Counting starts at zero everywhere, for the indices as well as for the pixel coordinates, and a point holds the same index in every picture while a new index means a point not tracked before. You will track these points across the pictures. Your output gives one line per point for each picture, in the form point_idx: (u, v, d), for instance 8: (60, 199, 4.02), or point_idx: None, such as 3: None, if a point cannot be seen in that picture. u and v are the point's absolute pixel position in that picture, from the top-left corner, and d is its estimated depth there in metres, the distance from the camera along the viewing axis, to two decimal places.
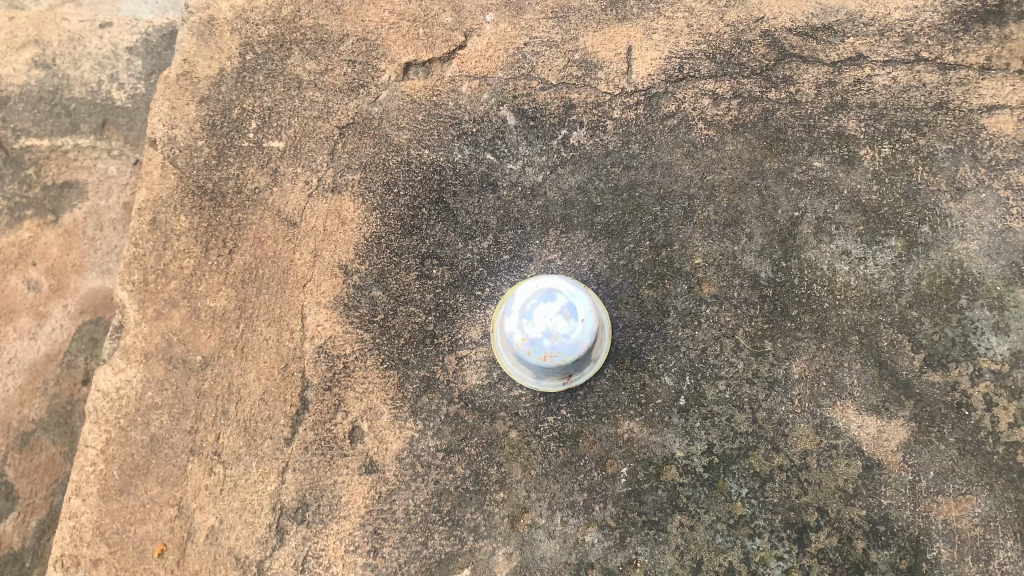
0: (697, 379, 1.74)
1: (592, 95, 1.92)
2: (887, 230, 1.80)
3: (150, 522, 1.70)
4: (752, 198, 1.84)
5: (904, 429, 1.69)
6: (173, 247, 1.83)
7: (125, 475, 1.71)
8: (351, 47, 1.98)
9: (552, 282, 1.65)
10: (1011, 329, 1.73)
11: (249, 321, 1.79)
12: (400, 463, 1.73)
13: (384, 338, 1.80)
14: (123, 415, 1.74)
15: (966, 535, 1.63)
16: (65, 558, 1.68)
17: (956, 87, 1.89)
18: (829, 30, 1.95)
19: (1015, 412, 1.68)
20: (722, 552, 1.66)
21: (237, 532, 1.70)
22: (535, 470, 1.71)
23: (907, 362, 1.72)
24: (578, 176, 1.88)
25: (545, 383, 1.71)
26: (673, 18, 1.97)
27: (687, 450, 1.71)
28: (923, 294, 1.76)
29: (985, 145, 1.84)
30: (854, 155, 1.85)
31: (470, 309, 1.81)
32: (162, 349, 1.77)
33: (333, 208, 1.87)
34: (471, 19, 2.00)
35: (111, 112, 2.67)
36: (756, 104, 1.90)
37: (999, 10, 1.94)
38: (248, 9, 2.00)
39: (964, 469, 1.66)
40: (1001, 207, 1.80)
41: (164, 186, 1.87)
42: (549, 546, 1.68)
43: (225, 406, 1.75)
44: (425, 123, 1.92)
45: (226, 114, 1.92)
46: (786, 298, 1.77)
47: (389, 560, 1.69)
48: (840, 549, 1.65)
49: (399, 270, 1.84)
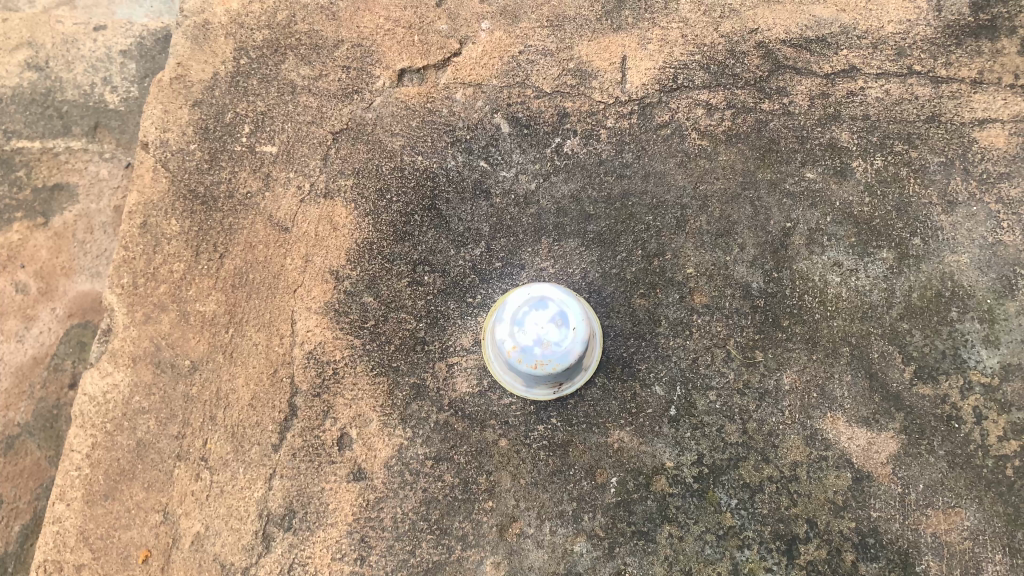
0: (688, 389, 1.74)
1: (586, 104, 1.93)
2: (878, 241, 1.80)
3: (135, 528, 1.69)
4: (744, 209, 1.84)
5: (894, 442, 1.69)
6: (164, 251, 1.82)
7: (111, 480, 1.70)
8: (345, 53, 1.98)
9: (543, 290, 1.65)
10: (1001, 342, 1.73)
11: (239, 325, 1.79)
12: (389, 471, 1.72)
13: (374, 344, 1.79)
14: (109, 419, 1.73)
15: (954, 548, 1.63)
16: (48, 564, 1.67)
17: (949, 101, 1.89)
18: (822, 42, 1.96)
19: (1005, 426, 1.68)
20: (711, 563, 1.66)
21: (223, 539, 1.69)
22: (524, 479, 1.71)
23: (898, 373, 1.72)
24: (571, 185, 1.88)
25: (536, 391, 1.71)
26: (668, 28, 1.98)
27: (677, 460, 1.71)
28: (914, 306, 1.76)
29: (977, 158, 1.85)
30: (847, 166, 1.86)
31: (462, 316, 1.80)
32: (150, 353, 1.76)
33: (325, 213, 1.87)
34: (466, 26, 2.00)
35: (104, 114, 2.69)
36: (749, 115, 1.91)
37: (992, 24, 1.95)
38: (242, 13, 2.00)
39: (953, 482, 1.66)
40: (992, 220, 1.80)
41: (155, 190, 1.86)
42: (538, 556, 1.67)
43: (213, 411, 1.74)
44: (419, 130, 1.93)
45: (219, 118, 1.92)
46: (777, 309, 1.77)
47: (376, 568, 1.68)
48: (829, 562, 1.64)
49: (391, 276, 1.83)
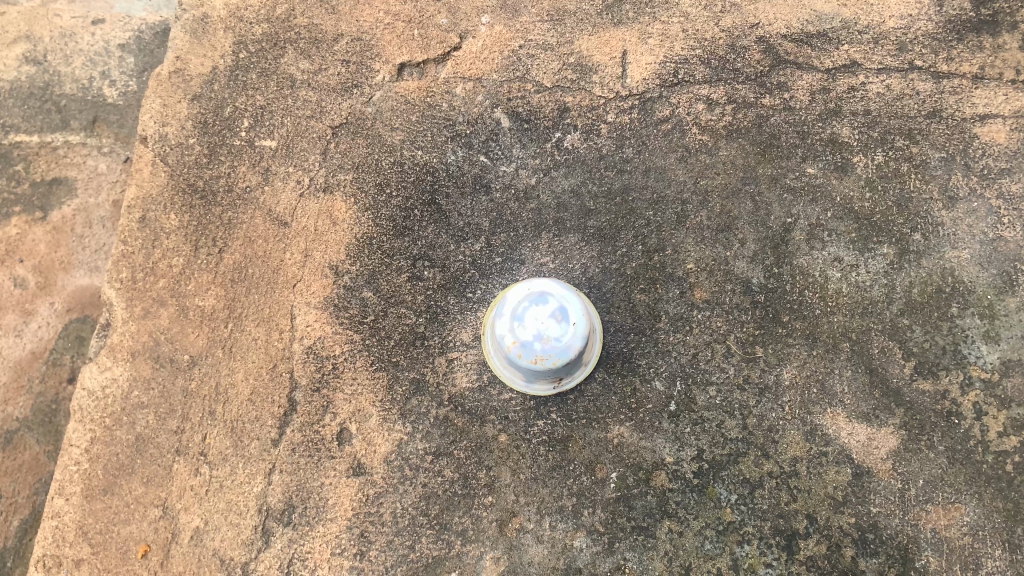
0: (688, 384, 1.74)
1: (586, 98, 1.92)
2: (879, 237, 1.80)
3: (134, 523, 1.68)
4: (744, 204, 1.84)
5: (894, 437, 1.68)
6: (162, 245, 1.82)
7: (109, 475, 1.70)
8: (345, 47, 1.97)
9: (543, 284, 1.64)
10: (1001, 338, 1.73)
11: (237, 320, 1.78)
12: (389, 465, 1.72)
13: (374, 339, 1.79)
14: (108, 414, 1.73)
15: (954, 543, 1.63)
16: (47, 559, 1.67)
17: (950, 96, 1.89)
18: (823, 37, 1.95)
19: (1005, 422, 1.68)
20: (711, 558, 1.66)
21: (222, 533, 1.69)
22: (524, 475, 1.70)
23: (897, 369, 1.72)
24: (572, 179, 1.87)
25: (535, 387, 1.71)
26: (669, 23, 1.97)
27: (676, 455, 1.70)
28: (914, 302, 1.75)
29: (978, 154, 1.84)
30: (848, 162, 1.85)
31: (461, 312, 1.80)
32: (148, 347, 1.76)
33: (325, 208, 1.86)
34: (467, 21, 2.00)
35: (102, 109, 2.67)
36: (749, 110, 1.90)
37: (993, 19, 1.95)
38: (242, 8, 2.00)
39: (953, 477, 1.66)
40: (992, 215, 1.80)
41: (154, 184, 1.86)
42: (537, 551, 1.67)
43: (213, 406, 1.73)
44: (419, 124, 1.92)
45: (217, 112, 1.91)
46: (777, 305, 1.77)
47: (376, 564, 1.67)
48: (830, 557, 1.64)
49: (390, 272, 1.82)
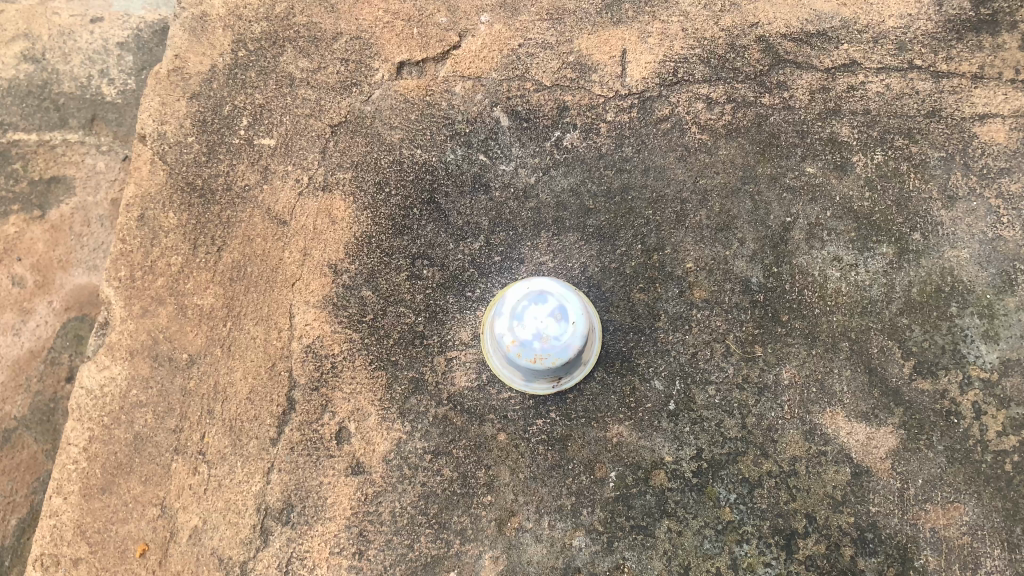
0: (687, 384, 1.74)
1: (586, 97, 1.92)
2: (878, 236, 1.80)
3: (132, 522, 1.68)
4: (744, 203, 1.84)
5: (894, 437, 1.68)
6: (161, 244, 1.82)
7: (107, 474, 1.70)
8: (344, 45, 1.97)
9: (543, 284, 1.64)
10: (1001, 338, 1.73)
11: (236, 319, 1.78)
12: (388, 464, 1.71)
13: (373, 338, 1.78)
14: (106, 413, 1.72)
15: (953, 542, 1.63)
16: (45, 558, 1.67)
17: (950, 95, 1.89)
18: (823, 37, 1.95)
19: (1004, 421, 1.68)
20: (710, 557, 1.66)
21: (220, 532, 1.68)
22: (523, 474, 1.70)
23: (897, 368, 1.72)
24: (571, 178, 1.87)
25: (534, 386, 1.71)
26: (669, 22, 1.97)
27: (676, 455, 1.70)
28: (914, 302, 1.75)
29: (977, 153, 1.84)
30: (848, 161, 1.85)
31: (460, 311, 1.80)
32: (147, 346, 1.75)
33: (324, 207, 1.86)
34: (466, 19, 1.99)
35: (101, 107, 2.68)
36: (749, 109, 1.90)
37: (993, 18, 1.95)
38: (241, 6, 1.99)
39: (952, 477, 1.66)
40: (991, 215, 1.80)
41: (152, 183, 1.85)
42: (536, 550, 1.67)
43: (212, 405, 1.73)
44: (418, 123, 1.91)
45: (216, 111, 1.91)
46: (776, 304, 1.77)
47: (374, 563, 1.67)
48: (829, 556, 1.64)
49: (389, 270, 1.82)
